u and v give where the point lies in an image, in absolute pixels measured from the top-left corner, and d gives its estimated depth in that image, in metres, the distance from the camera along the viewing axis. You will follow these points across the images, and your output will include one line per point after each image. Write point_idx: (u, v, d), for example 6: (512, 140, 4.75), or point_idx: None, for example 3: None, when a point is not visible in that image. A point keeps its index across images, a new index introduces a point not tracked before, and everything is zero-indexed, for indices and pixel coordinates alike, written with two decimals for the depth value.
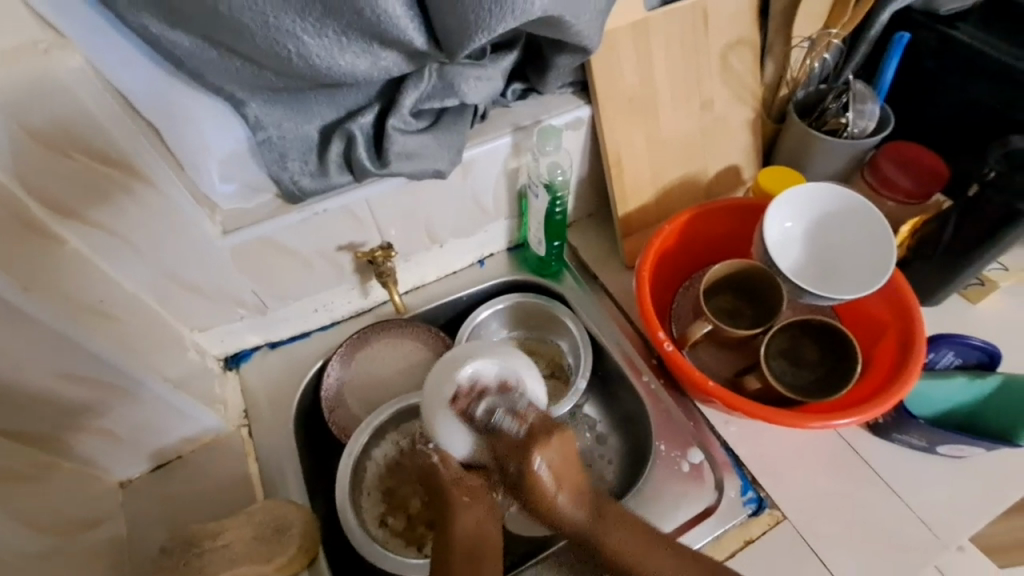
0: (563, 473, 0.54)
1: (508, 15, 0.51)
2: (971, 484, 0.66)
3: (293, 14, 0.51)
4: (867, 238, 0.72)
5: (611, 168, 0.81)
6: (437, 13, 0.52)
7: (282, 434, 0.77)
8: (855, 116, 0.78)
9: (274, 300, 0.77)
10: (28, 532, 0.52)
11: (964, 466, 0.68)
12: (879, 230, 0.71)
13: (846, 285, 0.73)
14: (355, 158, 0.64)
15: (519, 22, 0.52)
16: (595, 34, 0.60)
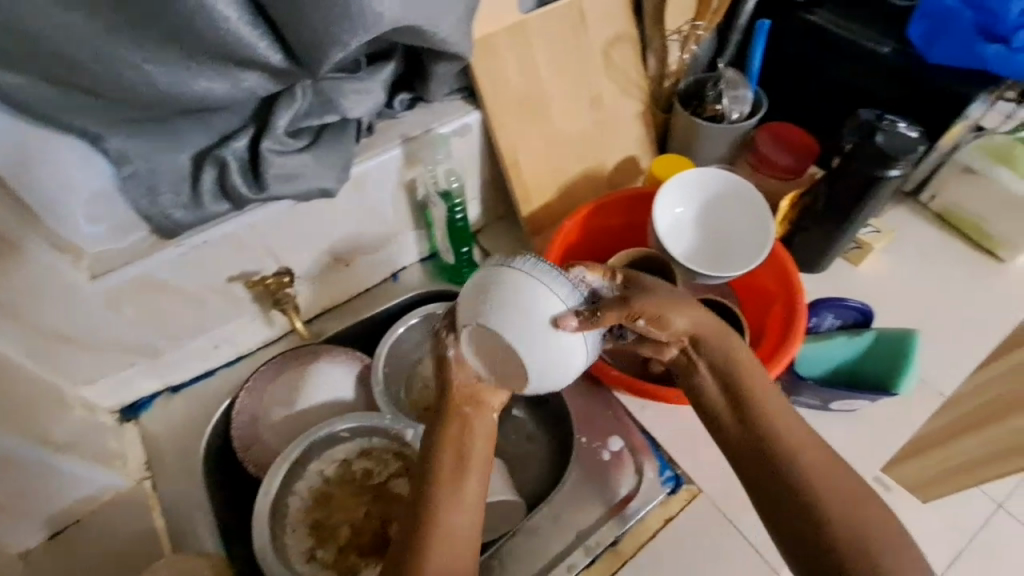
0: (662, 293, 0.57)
1: (359, 29, 0.50)
2: (863, 434, 0.71)
3: (128, 42, 0.48)
4: (751, 216, 0.76)
5: (508, 170, 0.81)
6: (286, 31, 0.51)
7: (191, 482, 0.73)
8: (730, 102, 0.83)
9: (166, 342, 0.73)
10: None
11: (857, 418, 0.73)
12: (759, 212, 0.75)
13: (733, 263, 0.77)
14: (231, 184, 0.61)
15: (372, 36, 0.51)
16: (463, 42, 0.60)
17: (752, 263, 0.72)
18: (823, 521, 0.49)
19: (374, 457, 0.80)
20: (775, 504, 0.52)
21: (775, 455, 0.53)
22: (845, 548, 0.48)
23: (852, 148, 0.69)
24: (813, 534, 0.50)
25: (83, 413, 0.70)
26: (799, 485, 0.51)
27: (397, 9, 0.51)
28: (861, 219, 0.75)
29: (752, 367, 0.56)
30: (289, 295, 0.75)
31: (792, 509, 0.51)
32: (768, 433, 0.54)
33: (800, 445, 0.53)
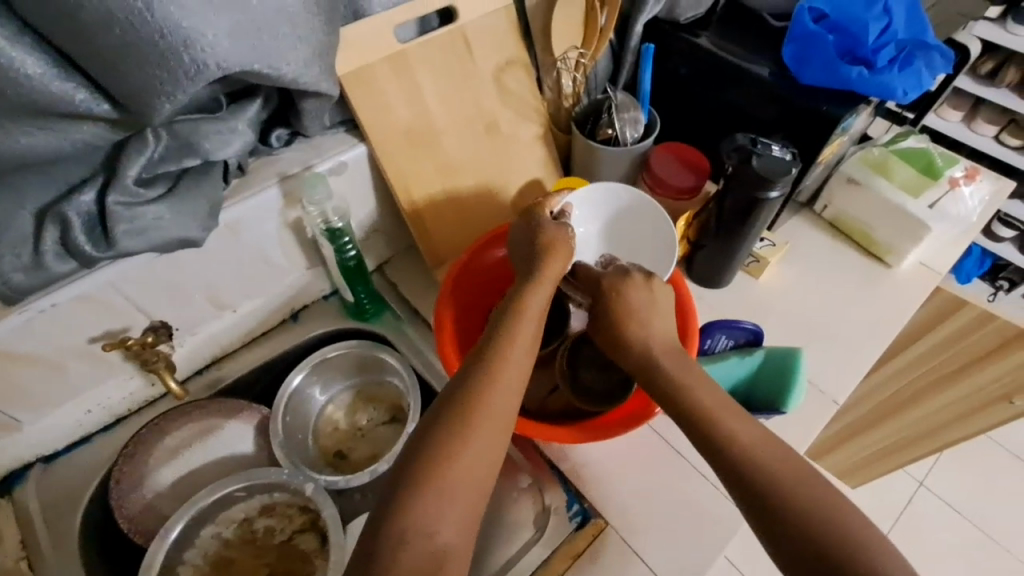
0: (610, 307, 0.64)
1: (183, 78, 0.48)
2: None
3: None
4: (653, 224, 0.77)
5: (403, 201, 0.78)
6: (101, 81, 0.47)
7: (68, 561, 0.66)
8: (622, 124, 0.82)
9: (27, 411, 0.66)
10: None
11: None
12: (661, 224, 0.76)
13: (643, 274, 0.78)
14: (75, 243, 0.56)
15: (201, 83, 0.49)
16: (315, 76, 0.58)
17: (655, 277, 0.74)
18: (801, 518, 0.46)
19: (278, 513, 0.76)
20: (757, 507, 0.48)
21: (746, 457, 0.50)
22: (841, 544, 0.44)
23: (733, 171, 0.70)
24: (799, 538, 0.46)
25: None
26: (771, 488, 0.48)
27: (222, 54, 0.48)
28: (751, 233, 0.76)
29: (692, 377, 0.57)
30: (158, 356, 0.69)
31: (772, 514, 0.47)
32: (731, 439, 0.52)
33: (770, 447, 0.51)
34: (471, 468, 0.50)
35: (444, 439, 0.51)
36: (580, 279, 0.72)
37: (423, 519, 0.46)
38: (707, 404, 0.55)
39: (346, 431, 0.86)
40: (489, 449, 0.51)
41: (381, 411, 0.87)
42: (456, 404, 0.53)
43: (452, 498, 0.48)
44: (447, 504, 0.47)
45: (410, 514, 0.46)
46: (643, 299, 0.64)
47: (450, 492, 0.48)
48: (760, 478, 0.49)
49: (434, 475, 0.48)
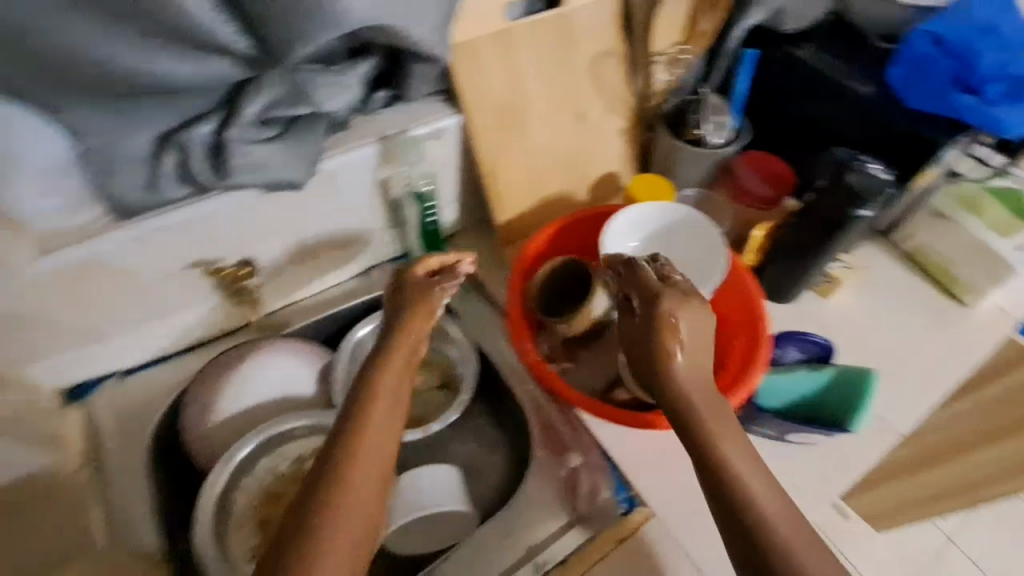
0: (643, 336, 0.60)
1: (326, 26, 0.52)
2: (822, 464, 0.72)
3: (97, 34, 0.51)
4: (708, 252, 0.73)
5: (485, 176, 0.80)
6: (251, 20, 0.52)
7: (137, 471, 0.69)
8: (713, 127, 0.83)
9: (119, 324, 0.70)
10: None
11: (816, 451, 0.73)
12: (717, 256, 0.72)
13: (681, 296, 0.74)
14: (193, 169, 0.60)
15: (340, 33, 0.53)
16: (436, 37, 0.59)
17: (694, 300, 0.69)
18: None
19: None
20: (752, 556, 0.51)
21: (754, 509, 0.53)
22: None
23: (826, 186, 0.71)
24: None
25: (27, 390, 0.67)
26: (763, 542, 0.51)
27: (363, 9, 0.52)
28: (826, 253, 0.76)
29: (713, 415, 0.57)
30: (251, 287, 0.75)
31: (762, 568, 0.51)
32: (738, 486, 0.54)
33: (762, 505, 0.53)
34: (366, 482, 0.56)
35: (336, 462, 0.56)
36: (621, 280, 0.64)
37: (322, 532, 0.52)
38: (729, 454, 0.56)
39: None
40: (365, 482, 0.56)
41: (433, 376, 0.86)
42: (338, 443, 0.58)
43: (356, 520, 0.54)
44: (343, 517, 0.53)
45: (320, 549, 0.51)
46: (688, 334, 0.59)
47: (351, 509, 0.54)
48: (756, 533, 0.52)
49: (337, 496, 0.54)
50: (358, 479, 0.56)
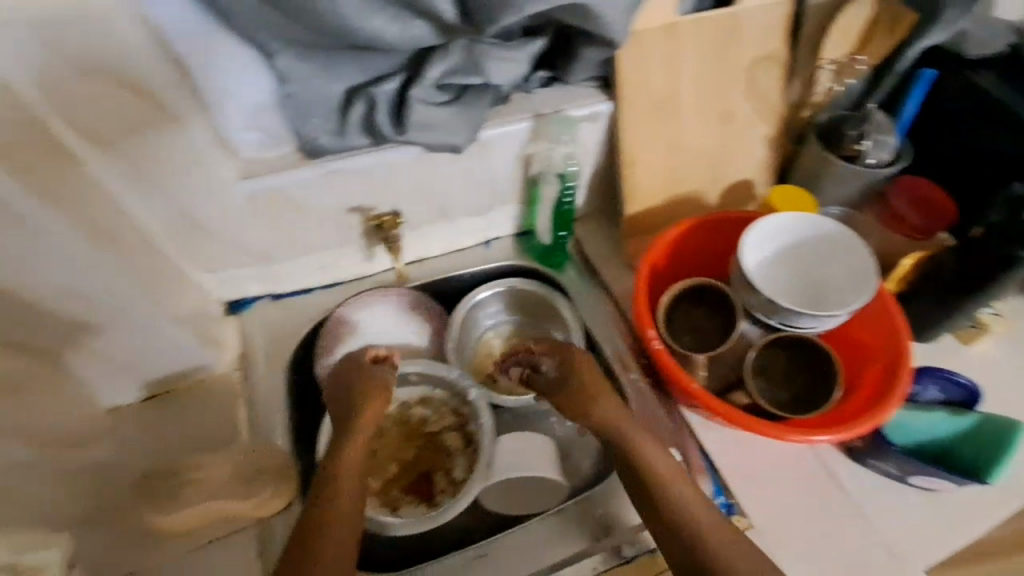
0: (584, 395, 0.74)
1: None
2: (933, 511, 0.71)
3: None
4: (856, 275, 0.72)
5: (623, 167, 0.82)
6: None
7: (276, 383, 0.76)
8: (874, 145, 0.79)
9: (281, 252, 0.78)
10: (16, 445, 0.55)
11: (927, 496, 0.71)
12: (868, 280, 0.70)
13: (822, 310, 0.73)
14: (376, 122, 0.66)
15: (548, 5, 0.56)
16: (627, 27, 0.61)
17: (835, 320, 0.67)
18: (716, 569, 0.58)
19: (433, 406, 0.84)
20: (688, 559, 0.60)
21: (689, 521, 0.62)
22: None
23: (997, 221, 0.66)
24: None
25: (199, 297, 0.75)
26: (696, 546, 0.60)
27: None
28: (976, 298, 0.71)
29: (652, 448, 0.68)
30: (398, 236, 0.80)
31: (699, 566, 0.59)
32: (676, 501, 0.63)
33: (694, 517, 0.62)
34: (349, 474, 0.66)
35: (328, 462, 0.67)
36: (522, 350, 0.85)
37: (325, 517, 0.61)
38: (665, 476, 0.65)
39: (499, 359, 0.91)
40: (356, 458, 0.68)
41: None
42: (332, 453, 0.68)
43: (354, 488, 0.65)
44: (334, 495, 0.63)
45: (327, 526, 0.60)
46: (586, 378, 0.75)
47: (348, 494, 0.64)
48: (697, 540, 0.60)
49: (330, 488, 0.63)
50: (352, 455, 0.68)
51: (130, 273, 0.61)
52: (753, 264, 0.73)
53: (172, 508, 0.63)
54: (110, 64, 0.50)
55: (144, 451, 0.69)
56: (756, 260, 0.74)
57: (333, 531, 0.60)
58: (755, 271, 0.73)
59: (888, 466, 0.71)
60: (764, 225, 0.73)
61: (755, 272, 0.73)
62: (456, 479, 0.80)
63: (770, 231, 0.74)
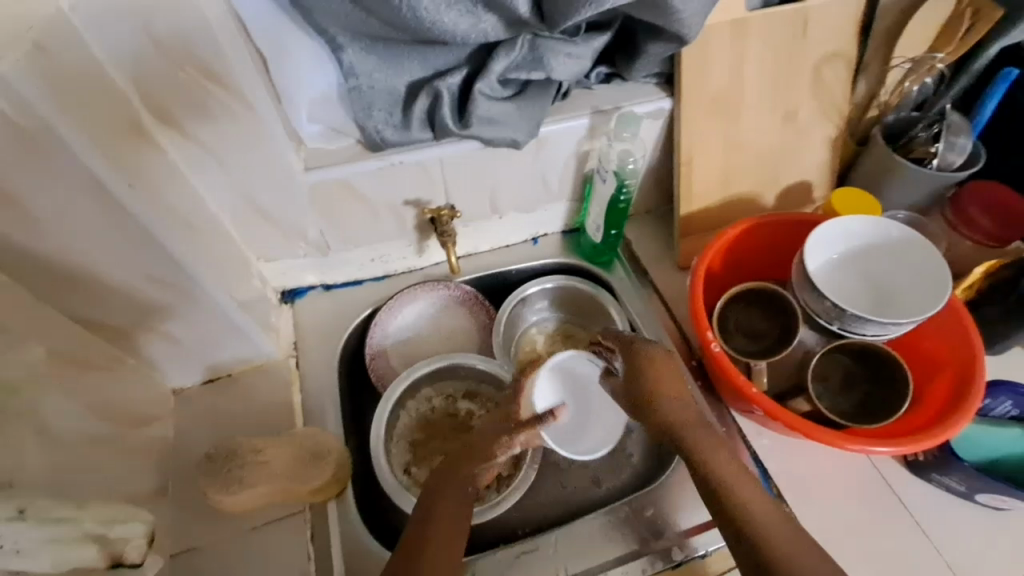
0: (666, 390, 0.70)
1: None
2: (997, 529, 0.68)
3: None
4: (926, 282, 0.69)
5: (682, 166, 0.80)
6: None
7: (329, 371, 0.78)
8: (946, 147, 0.76)
9: (336, 243, 0.79)
10: (84, 417, 0.57)
11: (991, 513, 0.69)
12: (939, 289, 0.67)
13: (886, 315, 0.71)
14: (439, 116, 0.66)
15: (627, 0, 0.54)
16: (700, 25, 0.60)
17: (900, 329, 0.65)
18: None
19: (479, 400, 0.84)
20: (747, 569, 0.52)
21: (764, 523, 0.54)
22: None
23: None
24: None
25: (259, 283, 0.77)
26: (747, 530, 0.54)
27: None
28: None
29: (736, 475, 0.59)
30: (453, 230, 0.79)
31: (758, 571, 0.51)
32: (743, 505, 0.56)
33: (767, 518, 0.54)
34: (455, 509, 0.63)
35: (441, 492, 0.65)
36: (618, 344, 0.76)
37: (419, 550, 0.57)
38: (723, 477, 0.59)
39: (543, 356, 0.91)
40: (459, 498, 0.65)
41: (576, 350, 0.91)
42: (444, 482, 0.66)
43: (459, 503, 0.64)
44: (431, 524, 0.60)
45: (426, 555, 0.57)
46: (659, 377, 0.70)
47: (448, 526, 0.61)
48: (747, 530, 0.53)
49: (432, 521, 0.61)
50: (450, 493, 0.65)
51: (203, 262, 0.62)
52: (815, 264, 0.71)
53: (239, 488, 0.61)
54: (199, 54, 0.53)
55: (202, 433, 0.70)
56: (819, 261, 0.72)
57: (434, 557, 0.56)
58: (817, 271, 0.72)
59: (951, 480, 0.69)
60: (829, 227, 0.72)
61: (817, 272, 0.72)
62: (500, 474, 0.79)
63: (835, 233, 0.72)
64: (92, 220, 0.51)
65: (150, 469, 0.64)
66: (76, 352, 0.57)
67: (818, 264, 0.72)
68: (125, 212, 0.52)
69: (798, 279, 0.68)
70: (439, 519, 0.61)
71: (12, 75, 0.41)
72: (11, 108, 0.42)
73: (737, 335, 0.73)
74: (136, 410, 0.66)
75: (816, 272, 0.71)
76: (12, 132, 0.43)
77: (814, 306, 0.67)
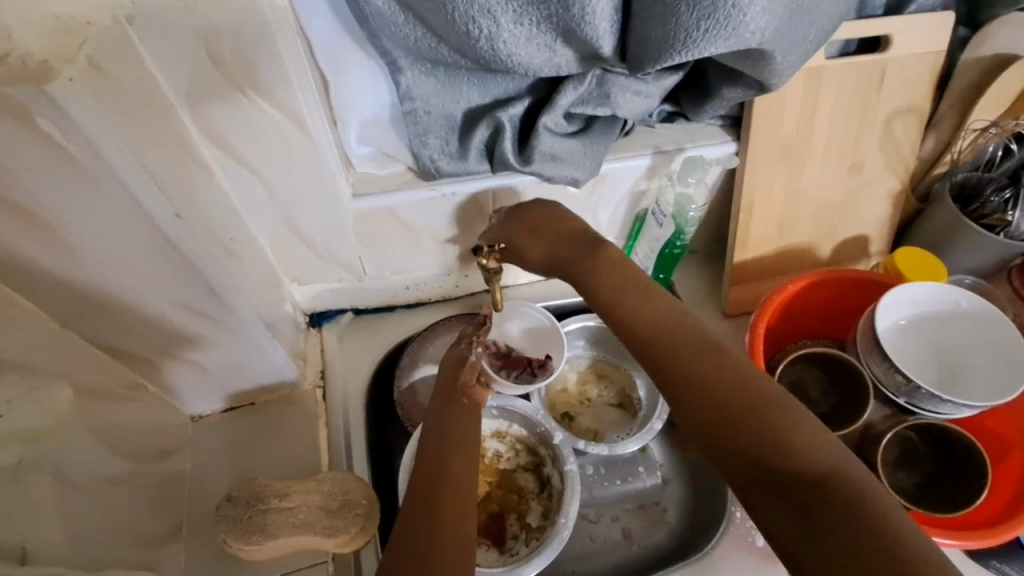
0: (622, 294, 0.55)
1: (721, 40, 0.49)
2: None
3: None
4: (997, 358, 0.66)
5: (740, 213, 0.76)
6: (641, 22, 0.50)
7: (358, 403, 0.73)
8: (1022, 215, 0.73)
9: (373, 268, 0.75)
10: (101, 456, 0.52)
11: None
12: (1014, 368, 0.64)
13: (955, 389, 0.67)
14: (500, 150, 0.61)
15: (729, 50, 0.50)
16: (788, 79, 0.57)
17: (974, 409, 0.61)
18: (840, 517, 0.37)
19: (508, 442, 0.79)
20: (765, 503, 0.40)
21: (779, 440, 0.41)
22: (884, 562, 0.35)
23: None
24: (820, 550, 0.36)
25: (288, 306, 0.73)
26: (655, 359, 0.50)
27: (765, 31, 0.49)
28: None
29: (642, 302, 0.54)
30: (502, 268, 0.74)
31: (802, 532, 0.37)
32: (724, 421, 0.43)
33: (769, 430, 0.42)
34: (466, 436, 0.62)
35: (451, 423, 0.63)
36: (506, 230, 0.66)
37: (435, 475, 0.57)
38: (632, 312, 0.54)
39: (574, 396, 0.85)
40: (450, 438, 0.61)
41: (610, 393, 0.85)
42: (448, 408, 0.65)
43: (466, 416, 0.65)
44: (449, 451, 0.60)
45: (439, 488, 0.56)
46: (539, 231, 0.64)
47: (461, 451, 0.60)
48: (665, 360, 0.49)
49: (445, 446, 0.60)
50: (446, 442, 0.61)
51: (237, 289, 0.58)
52: (884, 329, 0.67)
53: (262, 538, 0.57)
54: (258, 73, 0.49)
55: (221, 466, 0.66)
56: (888, 325, 0.68)
57: (451, 478, 0.57)
58: (886, 336, 0.68)
59: (1008, 567, 0.66)
60: (903, 291, 0.67)
61: (885, 336, 0.67)
62: (530, 524, 0.75)
63: (906, 298, 0.68)
64: (129, 250, 0.47)
65: (163, 507, 0.60)
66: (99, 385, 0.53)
67: (886, 328, 0.68)
68: (167, 242, 0.48)
69: (865, 335, 0.65)
70: (446, 469, 0.58)
71: (76, 109, 0.39)
72: (62, 135, 0.39)
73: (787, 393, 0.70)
74: (153, 441, 0.62)
75: (885, 336, 0.67)
76: (59, 159, 0.40)
77: (880, 373, 0.63)
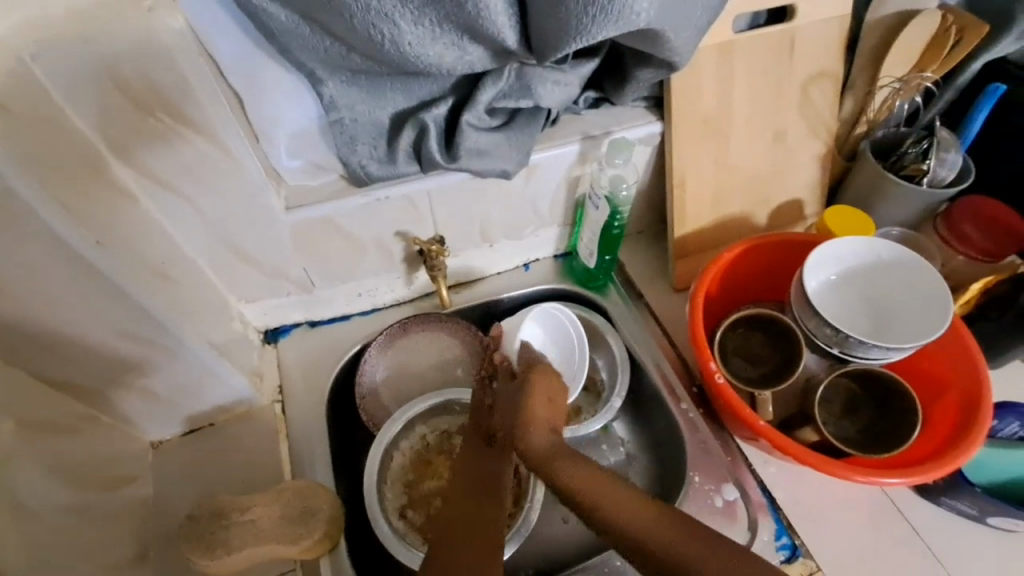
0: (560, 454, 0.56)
1: (611, 23, 0.51)
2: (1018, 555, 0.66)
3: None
4: (923, 304, 0.69)
5: (674, 190, 0.78)
6: (538, 14, 0.52)
7: (318, 415, 0.74)
8: (937, 164, 0.76)
9: (320, 279, 0.75)
10: (57, 486, 0.53)
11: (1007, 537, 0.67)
12: (937, 312, 0.67)
13: (885, 337, 0.70)
14: (426, 150, 0.63)
15: (621, 32, 0.52)
16: (691, 53, 0.59)
17: (899, 354, 0.64)
18: None
19: None
20: None
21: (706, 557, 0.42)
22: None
23: None
24: None
25: (238, 325, 0.74)
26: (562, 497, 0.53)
27: (653, 10, 0.51)
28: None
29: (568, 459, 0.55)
30: (443, 264, 0.77)
31: None
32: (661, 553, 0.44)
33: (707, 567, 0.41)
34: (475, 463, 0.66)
35: (468, 466, 0.66)
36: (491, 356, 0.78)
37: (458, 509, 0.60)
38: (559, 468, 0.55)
39: None
40: (476, 485, 0.64)
41: None
42: (468, 455, 0.67)
43: (482, 461, 0.66)
44: (466, 478, 0.64)
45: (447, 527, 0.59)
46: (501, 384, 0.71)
47: (468, 483, 0.64)
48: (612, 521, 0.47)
49: (457, 478, 0.65)
50: (472, 488, 0.63)
51: (180, 314, 0.59)
52: (814, 288, 0.70)
53: (225, 553, 0.58)
54: (169, 100, 0.50)
55: (185, 488, 0.67)
56: (818, 283, 0.71)
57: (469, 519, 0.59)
58: (817, 293, 0.71)
59: (961, 504, 0.67)
60: (829, 251, 0.70)
61: (815, 293, 0.71)
62: None
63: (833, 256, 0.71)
64: (56, 284, 0.48)
65: (127, 533, 0.61)
66: (50, 416, 0.54)
67: (816, 285, 0.71)
68: (93, 270, 0.50)
69: (795, 293, 0.68)
70: (458, 504, 0.61)
71: None
72: None
73: (733, 357, 0.72)
74: (112, 470, 0.63)
75: (816, 293, 0.71)
76: None
77: (812, 329, 0.66)
